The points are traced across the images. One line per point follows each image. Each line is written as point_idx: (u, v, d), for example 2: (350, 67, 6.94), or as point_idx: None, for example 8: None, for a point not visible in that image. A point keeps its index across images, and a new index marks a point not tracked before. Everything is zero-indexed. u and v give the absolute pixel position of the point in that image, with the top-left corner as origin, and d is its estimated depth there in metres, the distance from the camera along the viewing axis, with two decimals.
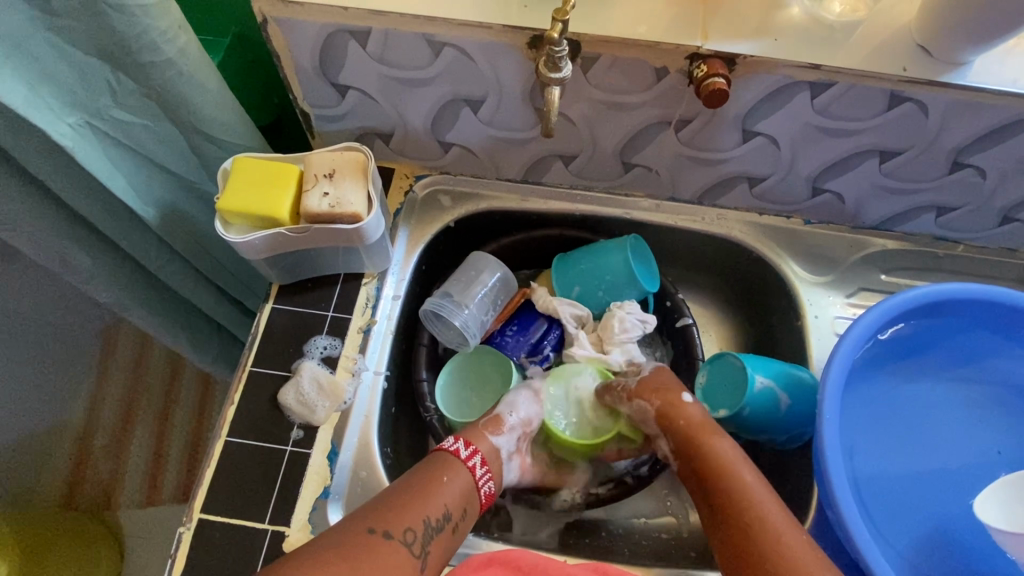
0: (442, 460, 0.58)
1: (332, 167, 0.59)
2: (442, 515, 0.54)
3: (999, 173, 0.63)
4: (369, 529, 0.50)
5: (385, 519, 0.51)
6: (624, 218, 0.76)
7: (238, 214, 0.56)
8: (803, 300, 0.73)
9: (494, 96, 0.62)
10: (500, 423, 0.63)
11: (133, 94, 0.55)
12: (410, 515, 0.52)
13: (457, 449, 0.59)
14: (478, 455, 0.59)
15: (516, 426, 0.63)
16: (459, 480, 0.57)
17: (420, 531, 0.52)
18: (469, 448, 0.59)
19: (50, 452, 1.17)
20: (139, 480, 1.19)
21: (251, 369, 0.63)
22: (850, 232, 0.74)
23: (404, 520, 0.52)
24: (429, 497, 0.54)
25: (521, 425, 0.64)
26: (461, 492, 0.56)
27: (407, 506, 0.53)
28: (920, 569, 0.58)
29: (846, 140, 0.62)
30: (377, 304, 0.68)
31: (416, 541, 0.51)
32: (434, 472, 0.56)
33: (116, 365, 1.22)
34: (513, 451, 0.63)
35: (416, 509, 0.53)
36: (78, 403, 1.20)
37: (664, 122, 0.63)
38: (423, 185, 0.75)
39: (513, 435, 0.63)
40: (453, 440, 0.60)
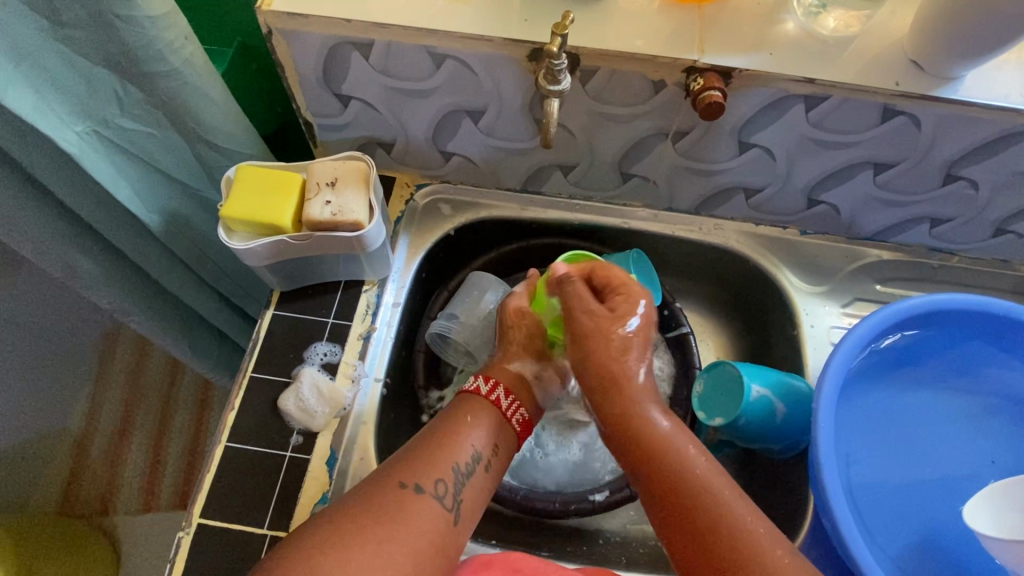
0: (462, 403, 0.56)
1: (334, 176, 0.59)
2: (471, 459, 0.52)
3: (991, 185, 0.64)
4: (398, 483, 0.48)
5: (416, 473, 0.49)
6: (622, 227, 0.76)
7: (241, 222, 0.57)
8: (799, 310, 0.74)
9: (494, 107, 0.63)
10: (514, 353, 0.62)
11: (139, 104, 0.56)
12: (438, 466, 0.50)
13: (477, 388, 0.57)
14: (501, 386, 0.58)
15: (528, 352, 0.62)
16: (483, 419, 0.55)
17: (450, 481, 0.50)
18: (490, 382, 0.58)
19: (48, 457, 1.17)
20: (135, 487, 1.18)
21: (251, 375, 0.64)
22: (846, 243, 0.75)
23: (434, 470, 0.50)
24: (455, 445, 0.52)
25: (529, 346, 0.62)
26: (487, 433, 0.54)
27: (434, 457, 0.50)
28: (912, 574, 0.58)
29: (841, 152, 0.63)
30: (377, 311, 0.69)
31: (448, 492, 0.49)
32: (456, 415, 0.55)
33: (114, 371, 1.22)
34: (541, 373, 0.62)
35: (443, 458, 0.51)
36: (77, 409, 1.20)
37: (662, 133, 0.64)
38: (423, 194, 0.76)
39: (533, 361, 0.62)
40: (473, 380, 0.58)
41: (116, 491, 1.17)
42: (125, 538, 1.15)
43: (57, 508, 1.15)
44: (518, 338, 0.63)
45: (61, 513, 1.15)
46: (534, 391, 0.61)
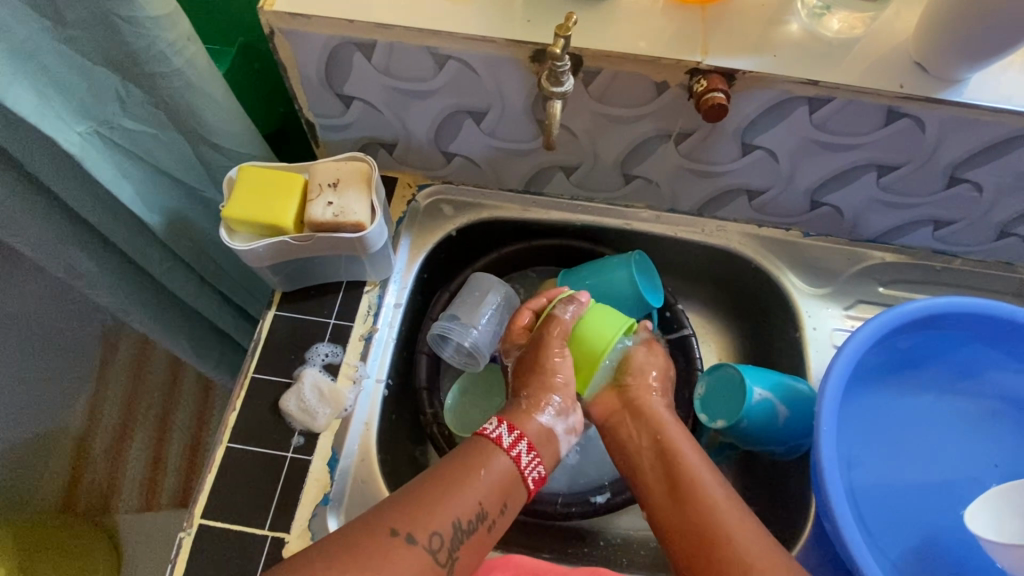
0: (480, 450, 0.55)
1: (337, 177, 0.59)
2: (475, 516, 0.51)
3: (996, 188, 0.64)
4: (391, 530, 0.47)
5: (413, 523, 0.48)
6: (624, 228, 0.76)
7: (243, 223, 0.57)
8: (801, 312, 0.73)
9: (497, 108, 0.63)
10: (543, 402, 0.60)
11: (141, 104, 0.56)
12: (438, 518, 0.49)
13: (500, 437, 0.56)
14: (525, 440, 0.57)
15: (557, 398, 0.60)
16: (495, 471, 0.53)
17: (448, 535, 0.49)
18: (514, 433, 0.57)
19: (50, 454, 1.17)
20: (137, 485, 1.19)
21: (253, 376, 0.64)
22: (850, 245, 0.75)
23: (432, 522, 0.48)
24: (462, 498, 0.51)
25: (560, 393, 0.61)
26: (498, 488, 0.53)
27: (439, 507, 0.49)
28: None
29: (845, 155, 0.63)
30: (379, 312, 0.69)
31: (442, 547, 0.48)
32: (470, 466, 0.53)
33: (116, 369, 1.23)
34: (567, 428, 0.61)
35: (447, 511, 0.49)
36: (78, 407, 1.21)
37: (664, 135, 0.64)
38: (426, 195, 0.76)
39: (560, 413, 0.60)
40: (496, 426, 0.57)
41: (117, 488, 1.19)
42: (127, 534, 1.17)
43: (59, 507, 1.15)
44: (553, 383, 0.61)
45: (63, 511, 1.15)
46: (557, 443, 0.60)
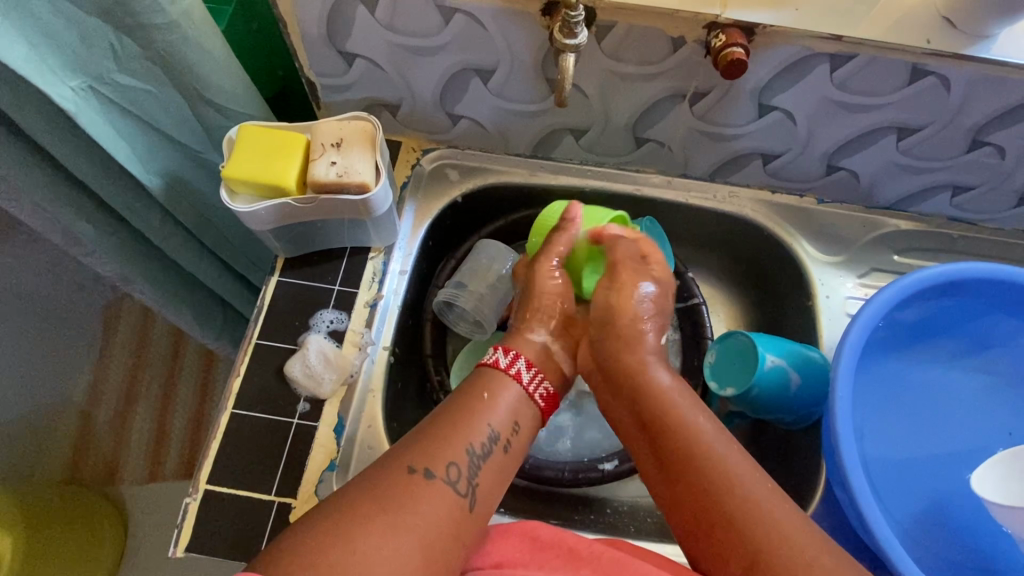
0: (485, 381, 0.55)
1: (339, 136, 0.57)
2: (488, 441, 0.50)
3: (1018, 152, 0.62)
4: (408, 467, 0.46)
5: (424, 453, 0.47)
6: (634, 194, 0.74)
7: (244, 183, 0.55)
8: (814, 279, 0.72)
9: (505, 65, 0.61)
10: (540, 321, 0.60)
11: (137, 59, 0.53)
12: (452, 450, 0.48)
13: (487, 358, 0.57)
14: (522, 360, 0.57)
15: (555, 320, 0.61)
16: (501, 398, 0.54)
17: (464, 464, 0.48)
18: (510, 356, 0.57)
19: (54, 427, 1.17)
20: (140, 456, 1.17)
21: (256, 342, 0.63)
22: (865, 212, 0.73)
23: (446, 452, 0.48)
24: (470, 424, 0.51)
25: (558, 317, 0.61)
26: (506, 411, 0.53)
27: (449, 438, 0.49)
28: (922, 543, 0.58)
29: (865, 116, 0.61)
30: (384, 278, 0.67)
31: (461, 477, 0.47)
32: (474, 393, 0.53)
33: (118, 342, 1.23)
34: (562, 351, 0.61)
35: (460, 438, 0.49)
36: (82, 378, 1.20)
37: (679, 95, 0.62)
38: (431, 159, 0.74)
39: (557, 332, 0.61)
40: (492, 352, 0.57)
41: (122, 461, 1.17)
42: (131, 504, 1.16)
43: (63, 479, 1.15)
44: (553, 305, 0.61)
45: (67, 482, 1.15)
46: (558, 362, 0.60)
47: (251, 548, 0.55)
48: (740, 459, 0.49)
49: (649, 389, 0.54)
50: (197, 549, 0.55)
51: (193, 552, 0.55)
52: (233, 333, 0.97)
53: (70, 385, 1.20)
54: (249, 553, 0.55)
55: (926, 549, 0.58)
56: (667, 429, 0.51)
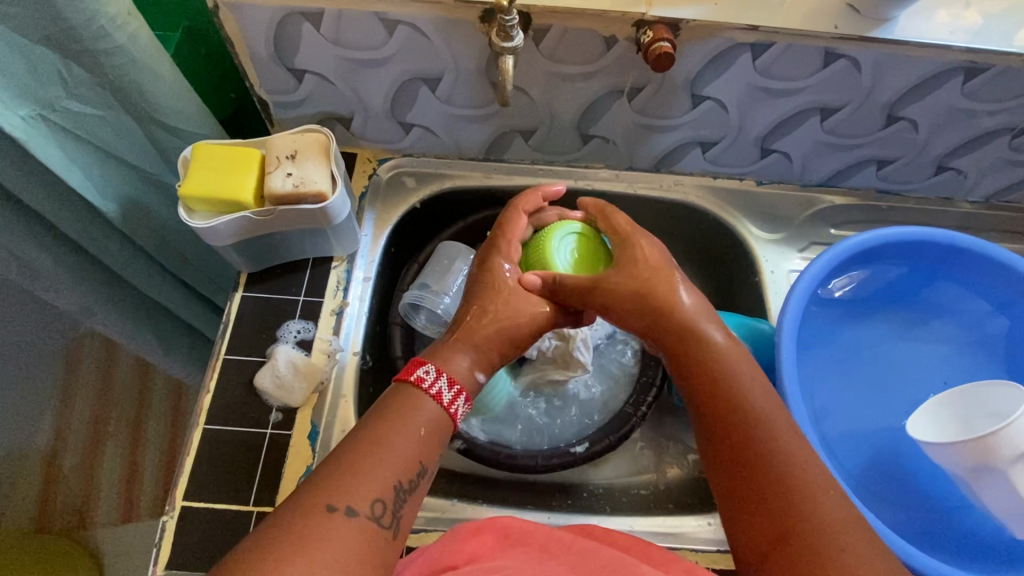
0: (406, 403, 0.49)
1: (294, 148, 0.59)
2: (415, 474, 0.46)
3: (930, 124, 0.67)
4: (327, 508, 0.41)
5: (342, 487, 0.42)
6: (586, 189, 0.78)
7: (202, 200, 0.56)
8: (759, 257, 0.76)
9: (451, 72, 0.64)
10: (480, 357, 0.56)
11: (86, 84, 0.54)
12: (377, 482, 0.43)
13: (422, 377, 0.51)
14: (462, 396, 0.52)
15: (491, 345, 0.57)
16: (431, 423, 0.49)
17: (389, 499, 0.43)
18: (454, 390, 0.52)
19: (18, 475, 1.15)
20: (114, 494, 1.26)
21: (225, 356, 0.64)
22: (800, 191, 0.78)
23: (368, 487, 0.43)
24: (394, 455, 0.45)
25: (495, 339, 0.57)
26: (432, 438, 0.48)
27: (368, 473, 0.43)
28: (873, 491, 0.62)
29: (790, 99, 0.65)
30: (349, 286, 0.69)
31: (386, 511, 0.43)
32: (409, 426, 0.47)
33: (78, 392, 1.14)
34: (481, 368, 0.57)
35: (387, 470, 0.44)
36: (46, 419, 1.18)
37: (617, 91, 0.66)
38: (387, 168, 0.76)
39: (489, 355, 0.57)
40: (433, 378, 0.51)
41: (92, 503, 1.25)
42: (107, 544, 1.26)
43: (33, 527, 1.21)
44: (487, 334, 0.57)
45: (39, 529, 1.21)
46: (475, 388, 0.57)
47: None
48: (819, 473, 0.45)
49: (740, 396, 0.49)
50: (177, 565, 0.55)
51: (174, 571, 0.55)
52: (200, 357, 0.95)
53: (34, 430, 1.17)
54: None
55: (877, 496, 0.61)
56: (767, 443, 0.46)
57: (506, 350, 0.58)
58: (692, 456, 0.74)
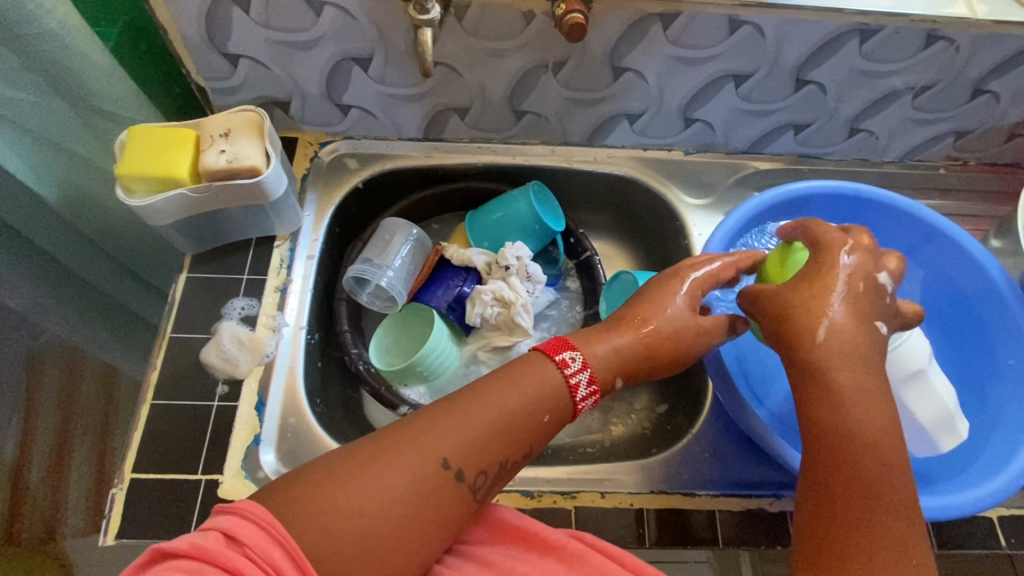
0: (546, 381, 0.50)
1: (226, 127, 0.61)
2: (520, 459, 0.48)
3: (836, 86, 0.72)
4: (442, 462, 0.44)
5: (462, 447, 0.45)
6: (523, 164, 0.81)
7: (138, 179, 0.58)
8: (688, 223, 0.79)
9: (380, 52, 0.67)
10: (625, 367, 0.55)
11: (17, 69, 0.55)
12: (490, 457, 0.46)
13: (566, 362, 0.52)
14: (595, 397, 0.53)
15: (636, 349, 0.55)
16: (559, 411, 0.50)
17: (492, 476, 0.46)
18: (591, 390, 0.52)
19: None
20: None
21: (171, 335, 0.65)
22: (727, 158, 0.82)
23: (483, 458, 0.45)
24: (514, 438, 0.47)
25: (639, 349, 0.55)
26: (550, 427, 0.50)
27: (486, 447, 0.46)
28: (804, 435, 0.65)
29: (704, 67, 0.69)
30: (292, 264, 0.71)
31: (483, 487, 0.45)
32: (537, 411, 0.49)
33: None
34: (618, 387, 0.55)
35: (503, 449, 0.47)
36: None
37: (542, 65, 0.69)
38: (328, 151, 0.78)
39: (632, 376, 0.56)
40: (581, 368, 0.52)
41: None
42: None
43: None
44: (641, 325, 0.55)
45: None
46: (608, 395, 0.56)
47: (182, 526, 0.57)
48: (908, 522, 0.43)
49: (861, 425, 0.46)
50: (127, 535, 0.56)
51: (124, 539, 0.56)
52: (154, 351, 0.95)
53: None
54: (180, 530, 0.56)
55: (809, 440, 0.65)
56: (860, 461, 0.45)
57: (649, 358, 0.56)
58: (635, 415, 0.77)
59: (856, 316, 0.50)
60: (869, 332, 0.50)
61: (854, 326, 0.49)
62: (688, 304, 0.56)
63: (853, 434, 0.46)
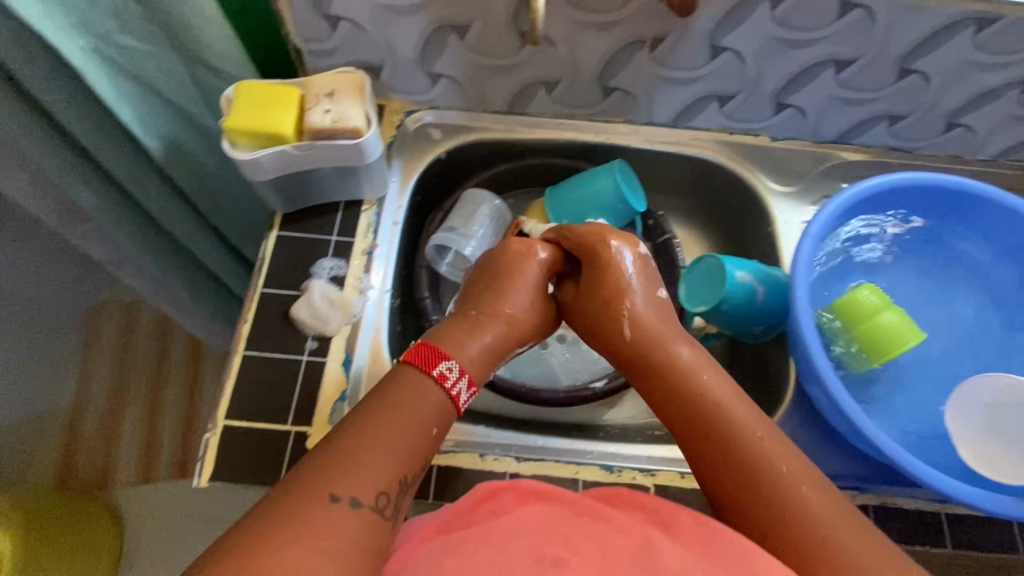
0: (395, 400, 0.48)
1: (331, 87, 0.62)
2: (417, 469, 0.47)
3: (941, 77, 0.70)
4: (331, 497, 0.41)
5: (349, 479, 0.43)
6: (606, 142, 0.80)
7: (245, 133, 0.59)
8: (773, 209, 0.78)
9: (480, 19, 0.66)
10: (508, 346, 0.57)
11: (140, 18, 0.56)
12: (383, 476, 0.44)
13: (444, 374, 0.51)
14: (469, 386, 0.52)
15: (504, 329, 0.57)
16: (437, 414, 0.49)
17: (393, 492, 0.44)
18: (467, 385, 0.52)
19: (40, 440, 1.28)
20: (132, 458, 1.32)
21: (263, 290, 0.67)
22: (813, 146, 0.81)
23: (374, 481, 0.43)
24: (402, 449, 0.46)
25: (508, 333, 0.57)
26: (429, 439, 0.48)
27: (375, 467, 0.44)
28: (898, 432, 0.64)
29: (805, 51, 0.68)
30: (379, 229, 0.72)
31: (389, 503, 0.43)
32: (422, 425, 0.48)
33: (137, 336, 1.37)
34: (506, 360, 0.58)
35: (397, 463, 0.45)
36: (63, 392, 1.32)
37: (640, 41, 0.68)
38: (414, 120, 0.79)
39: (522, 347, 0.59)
40: (444, 364, 0.51)
41: (113, 468, 1.31)
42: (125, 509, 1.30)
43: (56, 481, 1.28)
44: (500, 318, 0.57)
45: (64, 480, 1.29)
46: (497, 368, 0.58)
47: (274, 473, 0.58)
48: (834, 507, 0.45)
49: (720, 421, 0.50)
50: (221, 478, 0.58)
51: (218, 481, 0.58)
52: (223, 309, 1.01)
53: (55, 394, 1.31)
54: (271, 477, 0.58)
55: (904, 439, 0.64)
56: (754, 453, 0.48)
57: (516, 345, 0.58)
58: None
59: (654, 303, 0.57)
60: (661, 308, 0.57)
61: (651, 314, 0.56)
62: (521, 295, 0.58)
63: (721, 437, 0.49)
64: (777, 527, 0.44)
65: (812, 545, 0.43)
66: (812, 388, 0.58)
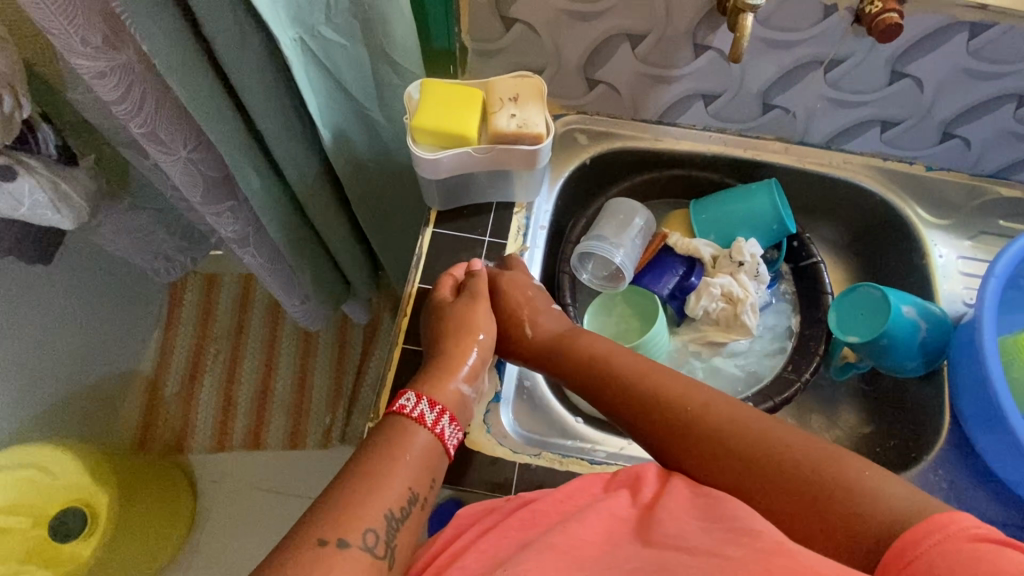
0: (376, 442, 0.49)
1: (515, 92, 0.62)
2: (407, 502, 0.47)
3: None
4: (319, 541, 0.42)
5: (337, 523, 0.43)
6: (753, 159, 0.78)
7: (432, 131, 0.60)
8: (927, 240, 0.76)
9: (658, 31, 0.66)
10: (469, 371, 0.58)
11: (344, 13, 0.57)
12: (367, 514, 0.45)
13: (403, 405, 0.52)
14: (441, 411, 0.53)
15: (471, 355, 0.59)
16: (416, 447, 0.50)
17: (382, 529, 0.45)
18: (436, 409, 0.53)
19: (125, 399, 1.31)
20: (208, 425, 1.32)
21: (419, 285, 0.68)
22: (969, 179, 0.78)
23: (360, 521, 0.44)
24: (379, 484, 0.46)
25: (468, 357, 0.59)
26: (409, 471, 0.48)
27: (359, 504, 0.45)
28: None
29: (991, 84, 0.66)
30: (528, 232, 0.72)
31: (379, 541, 0.44)
32: (394, 456, 0.48)
33: (221, 308, 1.39)
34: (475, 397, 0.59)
35: (379, 499, 0.46)
36: (148, 356, 1.36)
37: (817, 62, 0.67)
38: (562, 123, 0.78)
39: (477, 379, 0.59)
40: (405, 397, 0.53)
41: (191, 430, 1.31)
42: (202, 472, 1.30)
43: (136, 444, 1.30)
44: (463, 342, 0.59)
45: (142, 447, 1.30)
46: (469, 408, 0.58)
47: None
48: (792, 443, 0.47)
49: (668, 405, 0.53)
50: None
51: None
52: (324, 288, 1.03)
53: (140, 357, 1.35)
54: None
55: None
56: (710, 433, 0.49)
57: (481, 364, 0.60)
58: (836, 430, 0.75)
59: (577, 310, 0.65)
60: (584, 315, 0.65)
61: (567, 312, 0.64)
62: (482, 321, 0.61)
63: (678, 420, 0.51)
64: (747, 487, 0.46)
65: (794, 488, 0.45)
66: (989, 432, 0.61)
